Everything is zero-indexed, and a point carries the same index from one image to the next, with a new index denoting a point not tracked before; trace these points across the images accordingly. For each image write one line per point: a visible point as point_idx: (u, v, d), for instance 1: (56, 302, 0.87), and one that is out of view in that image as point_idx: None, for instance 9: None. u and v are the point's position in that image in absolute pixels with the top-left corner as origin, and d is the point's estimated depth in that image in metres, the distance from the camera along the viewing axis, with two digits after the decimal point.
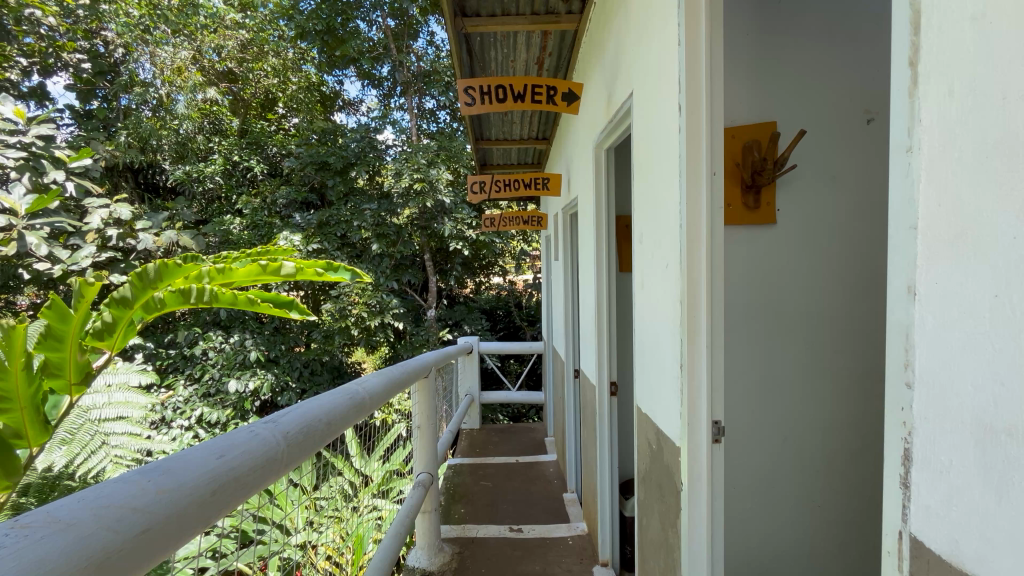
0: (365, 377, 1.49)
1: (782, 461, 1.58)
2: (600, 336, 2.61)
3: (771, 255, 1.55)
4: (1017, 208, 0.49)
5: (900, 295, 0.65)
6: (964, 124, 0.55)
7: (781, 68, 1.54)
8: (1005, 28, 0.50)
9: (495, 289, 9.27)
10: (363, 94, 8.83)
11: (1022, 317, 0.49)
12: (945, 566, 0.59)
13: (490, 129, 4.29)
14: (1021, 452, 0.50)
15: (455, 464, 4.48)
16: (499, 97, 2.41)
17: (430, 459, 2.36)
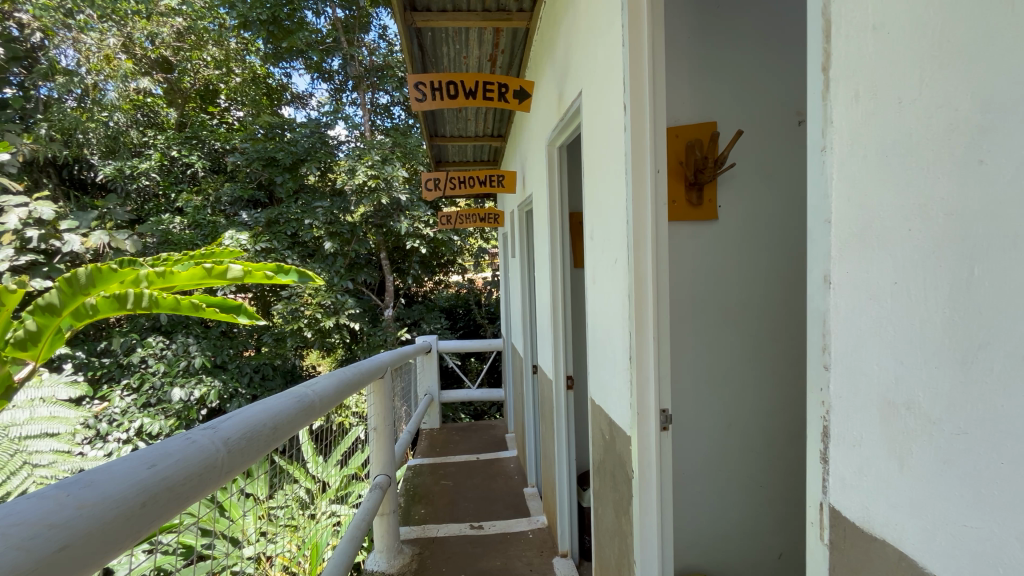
0: (315, 379, 1.44)
1: (725, 446, 1.67)
2: (556, 331, 2.65)
3: (712, 250, 1.63)
4: (911, 203, 0.55)
5: (816, 284, 0.70)
6: (868, 125, 0.60)
7: (721, 71, 1.61)
8: (900, 37, 0.55)
9: (454, 287, 9.23)
10: (313, 88, 8.54)
11: (916, 300, 0.55)
12: (859, 532, 0.64)
13: (444, 125, 4.25)
14: (919, 424, 0.55)
15: (415, 465, 4.43)
16: (450, 94, 2.39)
17: (387, 462, 2.32)
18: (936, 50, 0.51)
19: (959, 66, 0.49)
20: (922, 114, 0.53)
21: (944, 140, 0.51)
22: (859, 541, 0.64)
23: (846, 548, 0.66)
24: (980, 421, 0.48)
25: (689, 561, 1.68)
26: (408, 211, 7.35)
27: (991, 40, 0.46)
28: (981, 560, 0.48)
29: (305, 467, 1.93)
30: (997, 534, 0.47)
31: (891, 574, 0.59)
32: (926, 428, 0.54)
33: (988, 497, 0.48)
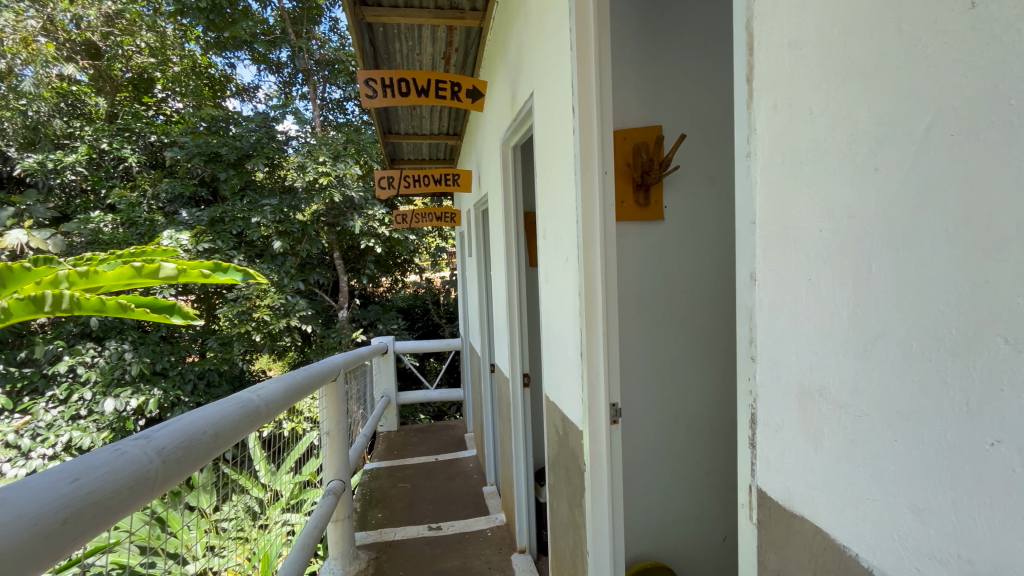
0: (259, 384, 1.39)
1: (672, 437, 1.74)
2: (512, 330, 2.67)
3: (658, 249, 1.69)
4: (820, 208, 0.60)
5: (743, 281, 0.75)
6: (785, 133, 0.65)
7: (665, 78, 1.68)
8: (812, 53, 0.60)
9: (412, 287, 9.10)
10: (260, 80, 8.19)
11: (827, 295, 0.60)
12: (781, 510, 0.70)
13: (399, 122, 4.18)
14: (830, 408, 0.60)
15: (372, 469, 4.34)
16: (402, 91, 2.35)
17: (341, 467, 2.27)
18: (840, 67, 0.56)
19: (860, 82, 0.54)
20: (830, 124, 0.58)
21: (847, 148, 0.56)
22: (781, 518, 0.70)
23: (772, 526, 0.71)
24: (879, 403, 0.54)
25: (639, 549, 1.75)
26: (362, 210, 7.20)
27: (886, 58, 0.51)
28: (880, 527, 0.54)
29: (255, 476, 1.86)
30: (891, 505, 0.52)
31: (809, 547, 0.65)
32: (837, 413, 0.59)
33: (885, 471, 0.53)
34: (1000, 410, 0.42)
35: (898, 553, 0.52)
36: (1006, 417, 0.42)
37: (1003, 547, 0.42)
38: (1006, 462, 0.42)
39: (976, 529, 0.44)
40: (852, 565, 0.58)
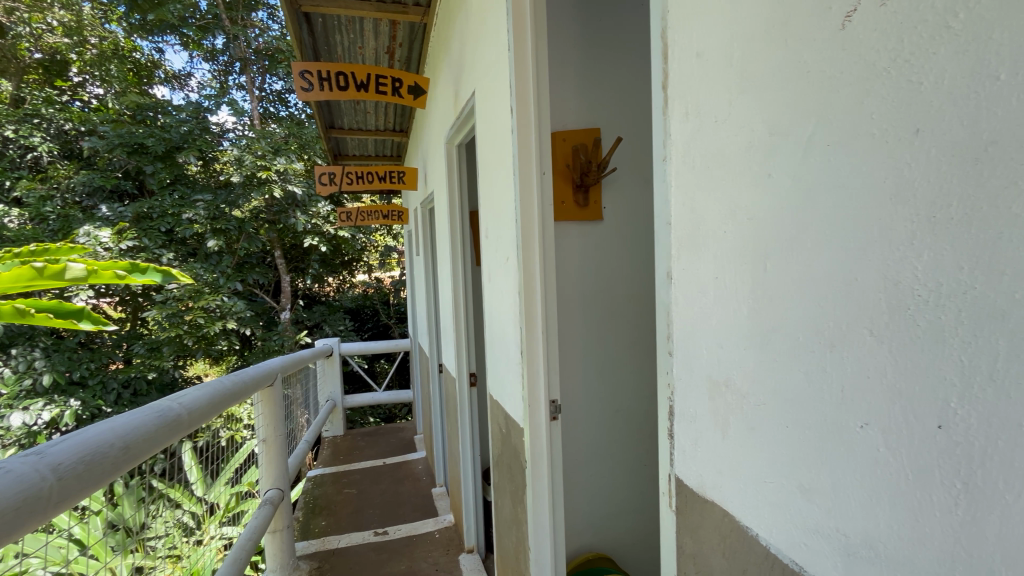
0: (181, 392, 1.30)
1: (613, 431, 1.79)
2: (458, 328, 2.65)
3: (597, 248, 1.74)
4: (724, 211, 0.64)
5: (661, 279, 0.79)
6: (695, 139, 0.69)
7: (603, 81, 1.72)
8: (716, 63, 0.64)
9: (361, 286, 8.86)
10: (192, 67, 7.70)
11: (729, 293, 0.64)
12: (696, 496, 0.73)
13: (342, 117, 4.06)
14: (733, 398, 0.64)
15: (316, 476, 4.19)
16: (340, 85, 2.28)
17: (279, 475, 2.17)
18: (739, 79, 0.60)
19: (756, 93, 0.58)
20: (733, 132, 0.62)
21: (745, 155, 0.60)
22: (695, 504, 0.73)
23: (687, 512, 0.75)
24: (774, 393, 0.57)
25: (582, 541, 1.80)
26: (306, 207, 6.93)
27: (776, 70, 0.54)
28: (774, 508, 0.58)
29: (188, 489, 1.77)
30: (785, 487, 0.56)
31: (720, 531, 0.68)
32: (740, 403, 0.63)
33: (777, 455, 0.57)
34: (869, 395, 0.46)
35: (790, 531, 0.56)
36: (872, 401, 0.46)
37: (871, 520, 0.47)
38: (872, 443, 0.46)
39: (852, 507, 0.48)
40: (753, 545, 0.62)
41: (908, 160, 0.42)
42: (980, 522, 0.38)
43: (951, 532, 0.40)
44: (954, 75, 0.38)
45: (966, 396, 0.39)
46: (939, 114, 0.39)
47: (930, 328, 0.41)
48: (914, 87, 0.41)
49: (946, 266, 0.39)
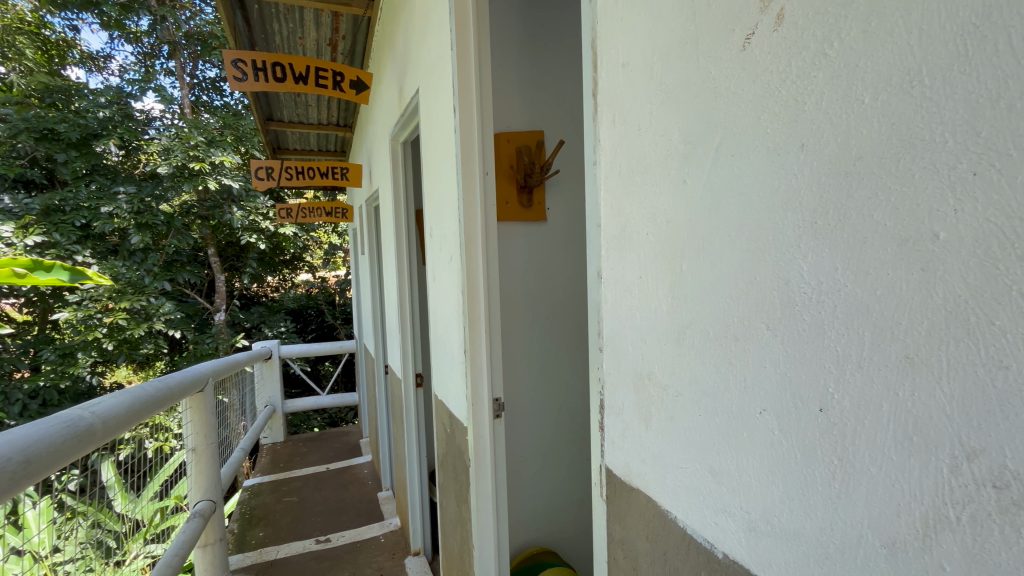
0: (95, 400, 1.21)
1: (557, 427, 1.84)
2: (404, 328, 2.62)
3: (540, 248, 1.77)
4: (645, 214, 0.68)
5: (593, 278, 0.83)
6: (621, 146, 0.72)
7: (546, 83, 1.76)
8: (639, 75, 0.67)
9: (304, 286, 8.51)
10: (112, 49, 7.10)
11: (650, 292, 0.68)
12: (623, 484, 0.77)
13: (281, 109, 3.88)
14: (654, 390, 0.68)
15: (253, 485, 3.98)
16: (277, 76, 2.18)
17: (210, 486, 2.05)
18: (658, 90, 0.64)
19: (673, 104, 0.61)
20: (653, 140, 0.66)
21: (664, 161, 0.64)
22: (622, 491, 0.78)
23: (615, 500, 0.79)
24: (689, 385, 0.62)
25: (527, 536, 1.83)
26: (242, 202, 6.60)
27: (689, 85, 0.58)
28: (688, 490, 0.63)
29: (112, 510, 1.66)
30: (698, 472, 0.61)
31: (643, 516, 0.73)
32: (659, 394, 0.67)
33: (692, 442, 0.62)
34: (764, 386, 0.51)
35: (702, 511, 0.60)
36: (767, 391, 0.51)
37: (768, 496, 0.51)
38: (769, 426, 0.51)
39: (752, 487, 0.53)
40: (672, 527, 0.66)
41: (795, 171, 0.46)
42: (850, 492, 0.43)
43: (831, 501, 0.45)
44: (829, 99, 0.43)
45: (840, 380, 0.44)
46: (819, 130, 0.44)
47: (813, 322, 0.46)
48: (800, 106, 0.46)
49: (823, 267, 0.44)
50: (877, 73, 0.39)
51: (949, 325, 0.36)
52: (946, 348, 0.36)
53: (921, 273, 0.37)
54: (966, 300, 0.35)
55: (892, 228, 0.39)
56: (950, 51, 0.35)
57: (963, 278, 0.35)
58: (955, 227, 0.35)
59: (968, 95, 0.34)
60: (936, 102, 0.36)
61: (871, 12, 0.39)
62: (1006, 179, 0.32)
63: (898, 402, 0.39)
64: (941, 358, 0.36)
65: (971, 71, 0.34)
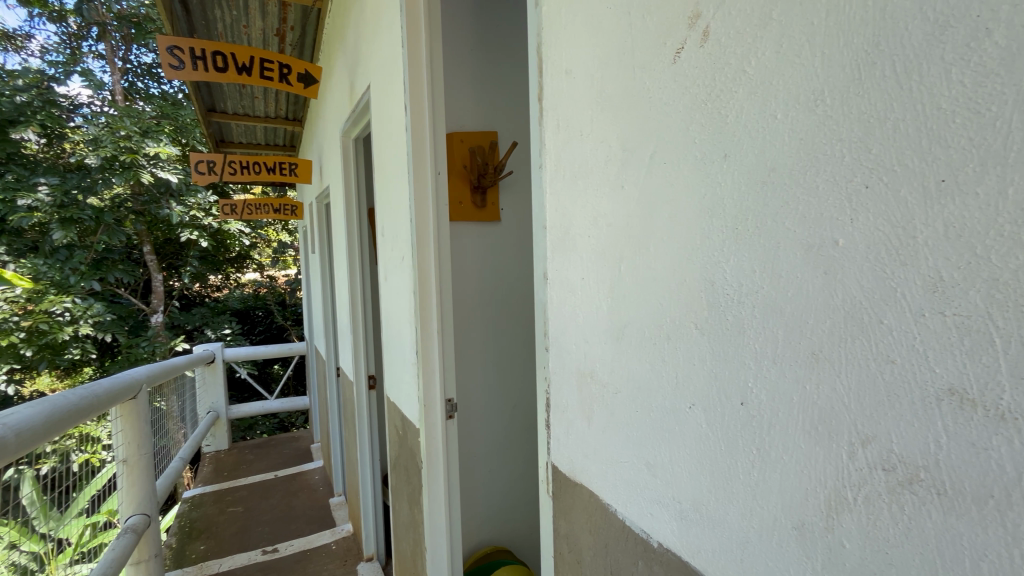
0: (9, 410, 1.11)
1: (511, 426, 1.85)
2: (356, 330, 2.56)
3: (495, 248, 1.78)
4: (586, 218, 0.70)
5: (539, 279, 0.84)
6: (565, 151, 0.74)
7: (499, 84, 1.76)
8: (581, 82, 0.69)
9: (250, 286, 8.14)
10: (32, 28, 6.52)
11: (592, 293, 0.70)
12: (567, 480, 0.79)
13: (224, 101, 3.69)
14: (596, 388, 0.71)
15: (193, 497, 3.76)
16: (217, 66, 2.08)
17: (145, 499, 1.93)
18: (598, 100, 0.66)
19: (612, 113, 0.64)
20: (593, 146, 0.68)
21: (604, 168, 0.66)
22: (566, 486, 0.80)
23: (560, 496, 0.81)
24: (627, 381, 0.64)
25: (481, 536, 1.83)
26: (182, 197, 6.20)
27: (626, 95, 0.61)
28: (627, 483, 0.65)
29: (26, 527, 1.47)
30: (636, 467, 0.63)
31: (585, 510, 0.75)
32: (600, 392, 0.70)
33: (630, 438, 0.64)
34: (693, 382, 0.54)
35: (639, 502, 0.63)
36: (695, 386, 0.54)
37: (696, 486, 0.54)
38: (697, 420, 0.54)
39: (683, 478, 0.56)
40: (612, 520, 0.69)
41: (718, 179, 0.49)
42: (767, 479, 0.47)
43: (749, 487, 0.49)
44: (748, 115, 0.46)
45: (758, 374, 0.47)
46: (738, 143, 0.47)
47: (734, 323, 0.49)
48: (722, 119, 0.49)
49: (743, 271, 0.47)
50: (789, 92, 0.42)
51: (847, 324, 0.39)
52: (844, 345, 0.40)
53: (824, 276, 0.41)
54: (860, 301, 0.38)
55: (800, 235, 0.42)
56: (847, 74, 0.38)
57: (859, 281, 0.38)
58: (850, 235, 0.39)
59: (862, 114, 0.37)
60: (835, 120, 0.39)
61: (782, 35, 0.43)
62: (892, 193, 0.36)
63: (806, 395, 0.43)
64: (840, 355, 0.40)
65: (864, 93, 0.37)
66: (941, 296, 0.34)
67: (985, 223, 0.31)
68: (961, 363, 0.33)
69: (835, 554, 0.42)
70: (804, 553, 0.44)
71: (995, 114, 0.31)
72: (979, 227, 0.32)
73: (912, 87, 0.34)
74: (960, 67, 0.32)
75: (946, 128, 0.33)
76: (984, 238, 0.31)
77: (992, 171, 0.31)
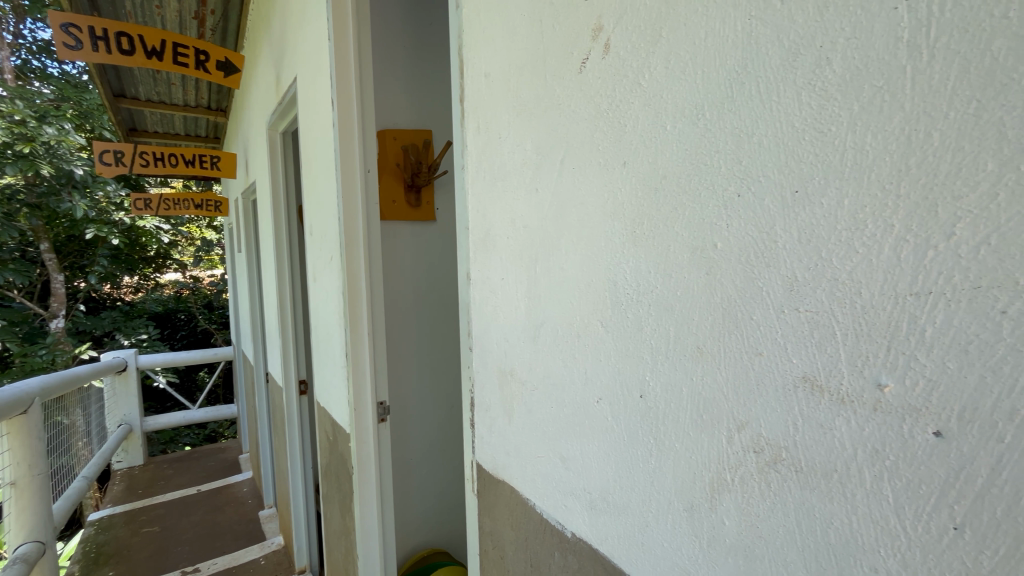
0: None
1: (445, 429, 1.84)
2: (285, 333, 2.44)
3: (429, 248, 1.77)
4: (504, 220, 0.72)
5: (462, 279, 0.85)
6: (484, 152, 0.75)
7: (432, 83, 1.75)
8: (498, 84, 0.71)
9: (170, 287, 7.52)
10: None
11: (511, 295, 0.72)
12: (491, 478, 0.80)
13: (135, 85, 3.38)
14: (515, 385, 0.72)
15: (101, 519, 3.41)
16: (123, 48, 1.90)
17: (42, 524, 1.74)
18: (515, 104, 0.68)
19: (526, 117, 0.65)
20: (511, 149, 0.69)
21: (520, 170, 0.68)
22: (490, 484, 0.81)
23: (485, 493, 0.82)
24: (543, 378, 0.66)
25: (418, 539, 1.81)
26: (88, 189, 5.60)
27: (539, 100, 0.63)
28: (543, 477, 0.67)
29: None
30: (551, 460, 0.65)
31: (506, 505, 0.76)
32: (519, 389, 0.71)
33: (546, 432, 0.66)
34: (601, 377, 0.57)
35: (554, 494, 0.65)
36: (601, 382, 0.56)
37: (604, 477, 0.57)
38: (604, 413, 0.57)
39: (593, 469, 0.59)
40: (532, 514, 0.70)
41: (618, 186, 0.52)
42: (664, 466, 0.50)
43: (647, 474, 0.52)
44: (642, 124, 0.49)
45: (654, 368, 0.50)
46: (635, 150, 0.50)
47: (633, 320, 0.52)
48: (621, 129, 0.52)
49: (641, 272, 0.50)
50: (675, 105, 0.46)
51: (726, 320, 0.43)
52: (722, 340, 0.43)
53: (706, 275, 0.44)
54: (734, 299, 0.42)
55: (687, 237, 0.46)
56: (720, 92, 0.42)
57: (733, 281, 0.42)
58: (726, 236, 0.42)
59: (733, 129, 0.41)
60: (712, 134, 0.43)
61: (670, 53, 0.46)
62: (757, 201, 0.40)
63: (693, 387, 0.46)
64: (719, 348, 0.44)
65: (735, 111, 0.41)
66: (796, 294, 0.38)
67: (829, 227, 0.35)
68: (811, 354, 0.37)
69: (717, 530, 0.45)
70: (693, 533, 0.47)
71: (835, 134, 0.35)
72: (824, 231, 0.36)
73: (771, 107, 0.38)
74: (807, 92, 0.36)
75: (798, 144, 0.37)
76: (827, 243, 0.36)
77: (833, 184, 0.35)
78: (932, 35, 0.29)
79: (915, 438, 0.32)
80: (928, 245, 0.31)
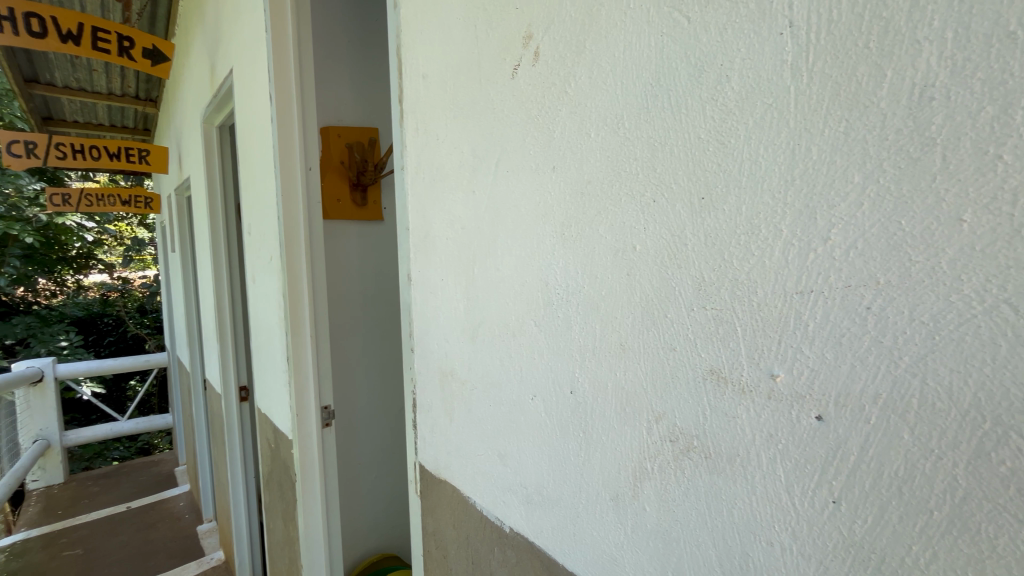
0: None
1: (394, 432, 1.82)
2: (223, 338, 2.32)
3: (376, 248, 1.73)
4: (444, 221, 0.72)
5: (404, 280, 0.85)
6: (424, 152, 0.76)
7: (378, 80, 1.71)
8: (436, 86, 0.71)
9: (95, 290, 6.95)
10: None
11: (451, 296, 0.72)
12: (434, 478, 0.81)
13: (51, 70, 3.11)
14: (455, 385, 0.73)
15: (13, 544, 3.11)
16: (34, 30, 1.74)
17: None
18: (452, 107, 0.68)
19: (464, 121, 0.66)
20: (449, 151, 0.70)
21: (458, 172, 0.68)
22: (432, 483, 0.81)
23: (428, 493, 0.82)
24: (481, 377, 0.67)
25: (366, 545, 1.78)
26: None
27: (475, 104, 0.64)
28: (483, 475, 0.68)
29: None
30: (490, 457, 0.67)
31: (448, 503, 0.77)
32: (460, 389, 0.72)
33: (485, 430, 0.67)
34: (534, 375, 0.58)
35: (493, 490, 0.66)
36: (535, 380, 0.58)
37: (539, 471, 0.59)
38: (538, 410, 0.58)
39: (528, 464, 0.60)
40: (472, 511, 0.71)
41: (549, 189, 0.54)
42: (592, 457, 0.52)
43: (579, 467, 0.54)
44: (568, 131, 0.51)
45: (582, 365, 0.52)
46: (563, 155, 0.52)
47: (563, 319, 0.54)
48: (550, 135, 0.53)
49: (570, 274, 0.53)
50: (598, 114, 0.48)
51: (645, 318, 0.46)
52: (641, 337, 0.46)
53: (626, 276, 0.47)
54: (651, 298, 0.45)
55: (610, 239, 0.48)
56: (638, 104, 0.44)
57: (650, 281, 0.45)
58: (644, 239, 0.45)
59: (648, 138, 0.44)
60: (631, 143, 0.45)
61: (593, 64, 0.48)
62: (670, 206, 0.43)
63: (617, 382, 0.49)
64: (640, 344, 0.46)
65: (650, 121, 0.44)
66: (704, 293, 0.41)
67: (730, 232, 0.39)
68: (717, 348, 0.40)
69: (640, 516, 0.48)
70: (620, 520, 0.50)
71: (735, 147, 0.38)
72: (726, 235, 0.39)
73: (679, 119, 0.41)
74: (711, 106, 0.39)
75: (703, 154, 0.40)
76: (730, 245, 0.39)
77: (734, 193, 0.38)
78: (811, 59, 0.33)
79: (802, 422, 0.35)
80: (810, 247, 0.34)
